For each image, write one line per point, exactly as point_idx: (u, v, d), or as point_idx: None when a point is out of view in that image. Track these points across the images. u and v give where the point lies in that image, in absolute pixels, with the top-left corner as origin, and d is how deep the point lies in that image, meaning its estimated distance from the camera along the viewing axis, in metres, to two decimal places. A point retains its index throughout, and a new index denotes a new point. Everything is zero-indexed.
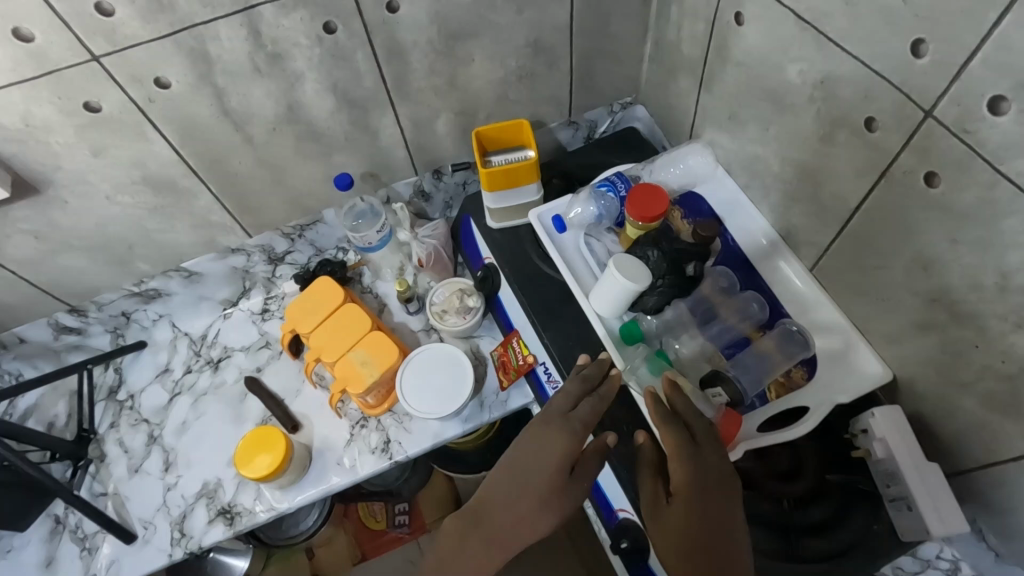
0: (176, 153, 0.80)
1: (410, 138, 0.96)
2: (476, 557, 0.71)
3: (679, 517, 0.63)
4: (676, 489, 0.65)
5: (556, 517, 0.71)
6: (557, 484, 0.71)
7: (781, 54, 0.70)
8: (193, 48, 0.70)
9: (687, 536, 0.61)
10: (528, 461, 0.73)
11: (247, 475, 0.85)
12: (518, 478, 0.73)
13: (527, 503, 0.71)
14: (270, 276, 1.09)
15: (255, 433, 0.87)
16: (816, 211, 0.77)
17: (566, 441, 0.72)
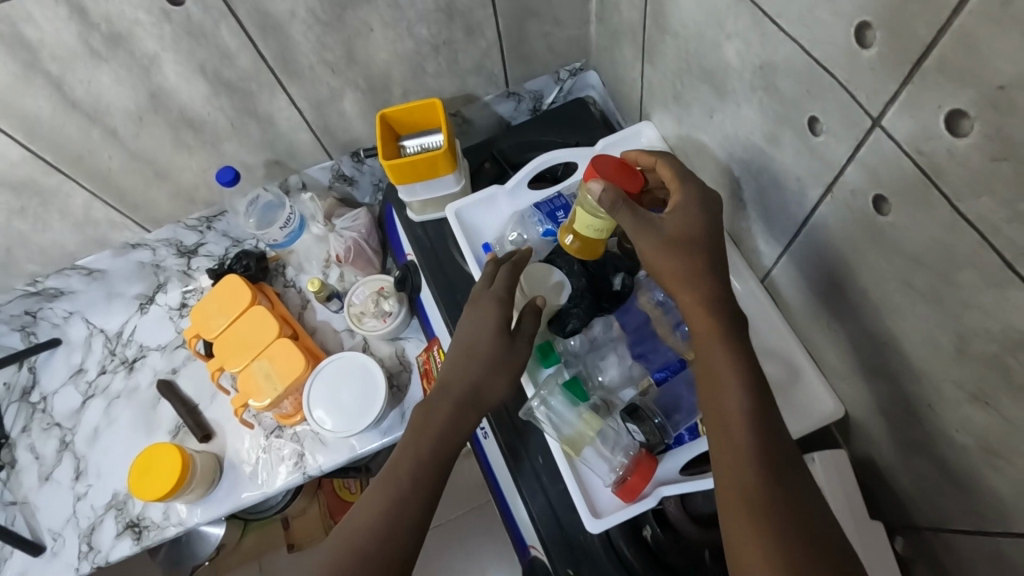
0: (25, 150, 0.70)
1: (313, 121, 0.83)
2: (446, 433, 0.63)
3: (680, 223, 0.57)
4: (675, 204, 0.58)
5: (514, 377, 0.65)
6: (507, 339, 0.65)
7: (718, 27, 0.55)
8: (4, 32, 0.59)
9: (687, 237, 0.56)
10: (470, 333, 0.66)
11: (176, 478, 0.80)
12: (466, 351, 0.65)
13: (480, 367, 0.64)
14: (185, 269, 1.00)
15: (134, 476, 0.81)
16: (763, 219, 0.64)
17: (499, 306, 0.66)
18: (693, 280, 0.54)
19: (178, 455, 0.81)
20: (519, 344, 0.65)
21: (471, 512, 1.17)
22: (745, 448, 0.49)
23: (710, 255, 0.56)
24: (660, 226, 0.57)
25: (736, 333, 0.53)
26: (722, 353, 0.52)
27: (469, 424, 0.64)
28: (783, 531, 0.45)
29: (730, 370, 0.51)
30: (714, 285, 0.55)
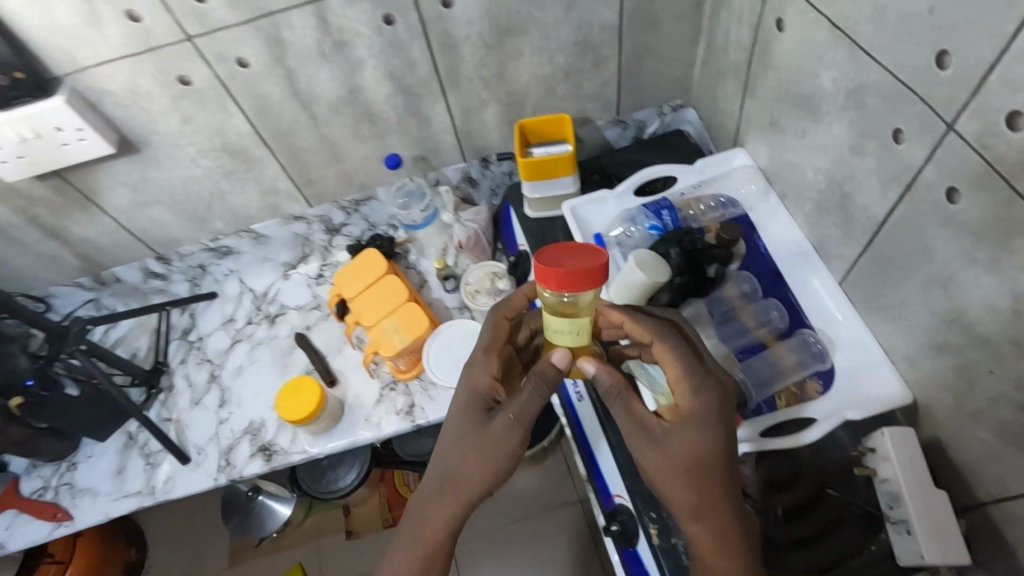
0: (251, 126, 0.91)
1: (459, 126, 1.02)
2: (430, 514, 0.68)
3: (684, 449, 0.61)
4: (681, 424, 0.62)
5: (489, 454, 0.65)
6: (478, 418, 0.67)
7: (816, 61, 0.69)
8: (270, 34, 0.80)
9: (689, 465, 0.61)
10: (452, 412, 0.69)
11: (316, 395, 0.95)
12: (446, 433, 0.69)
13: (457, 449, 0.67)
14: (326, 245, 1.18)
15: (285, 398, 0.96)
16: (844, 224, 0.76)
17: (472, 386, 0.69)
18: (698, 507, 0.61)
19: (313, 381, 0.97)
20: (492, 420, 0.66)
21: (507, 526, 1.36)
22: None
23: (714, 479, 0.61)
24: (668, 446, 0.62)
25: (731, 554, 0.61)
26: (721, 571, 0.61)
27: (447, 508, 0.67)
28: None
29: None
30: (714, 507, 0.61)
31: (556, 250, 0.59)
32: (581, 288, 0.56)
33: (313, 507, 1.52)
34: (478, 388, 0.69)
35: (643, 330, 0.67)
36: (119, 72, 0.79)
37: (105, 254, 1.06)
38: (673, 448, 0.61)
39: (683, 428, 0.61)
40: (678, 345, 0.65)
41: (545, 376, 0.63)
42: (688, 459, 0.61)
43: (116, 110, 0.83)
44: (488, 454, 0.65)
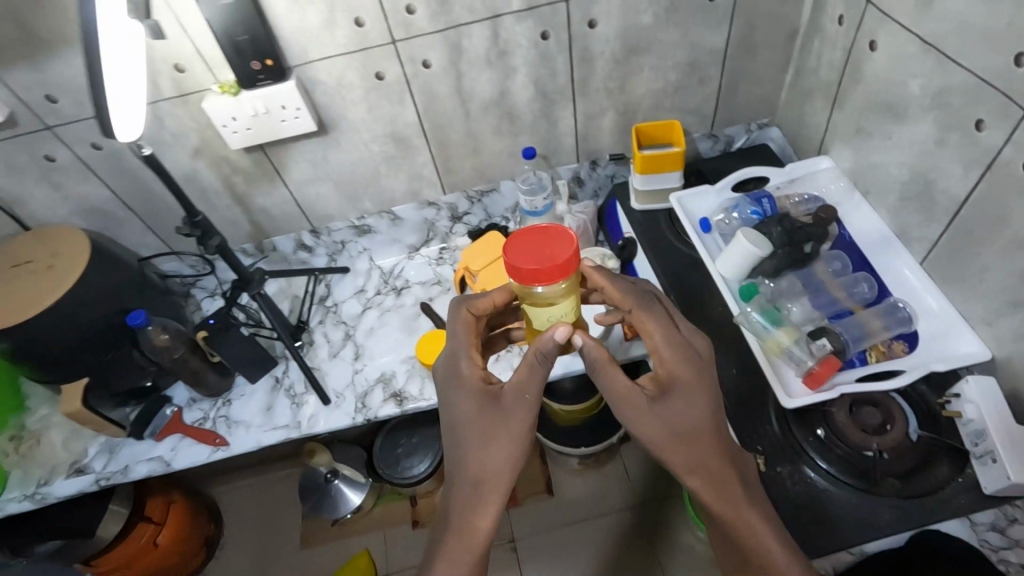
0: (418, 118, 1.11)
1: (579, 129, 1.21)
2: (467, 515, 0.73)
3: (679, 410, 0.71)
4: (669, 389, 0.72)
5: (512, 434, 0.73)
6: (489, 408, 0.74)
7: (905, 72, 0.86)
8: (453, 42, 1.00)
9: (685, 424, 0.71)
10: (459, 417, 0.75)
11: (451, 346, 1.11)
12: (461, 436, 0.74)
13: (479, 442, 0.73)
14: (448, 231, 1.36)
15: (425, 346, 1.13)
16: (926, 208, 0.90)
17: (472, 386, 0.76)
18: (702, 462, 0.71)
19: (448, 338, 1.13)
20: (505, 402, 0.74)
21: (548, 529, 1.76)
22: None
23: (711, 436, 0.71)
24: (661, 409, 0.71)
25: (748, 504, 0.71)
26: (755, 522, 0.70)
27: (485, 501, 0.73)
28: None
29: (752, 541, 0.69)
30: (719, 462, 0.71)
31: (531, 247, 0.70)
32: (567, 273, 0.69)
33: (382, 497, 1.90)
34: (477, 384, 0.76)
35: (627, 298, 0.79)
36: (334, 66, 1.00)
37: (272, 224, 1.27)
38: (667, 412, 0.71)
39: (672, 395, 0.72)
40: (653, 313, 0.77)
41: (548, 353, 0.70)
42: (684, 421, 0.71)
43: (322, 97, 1.04)
44: (510, 435, 0.73)
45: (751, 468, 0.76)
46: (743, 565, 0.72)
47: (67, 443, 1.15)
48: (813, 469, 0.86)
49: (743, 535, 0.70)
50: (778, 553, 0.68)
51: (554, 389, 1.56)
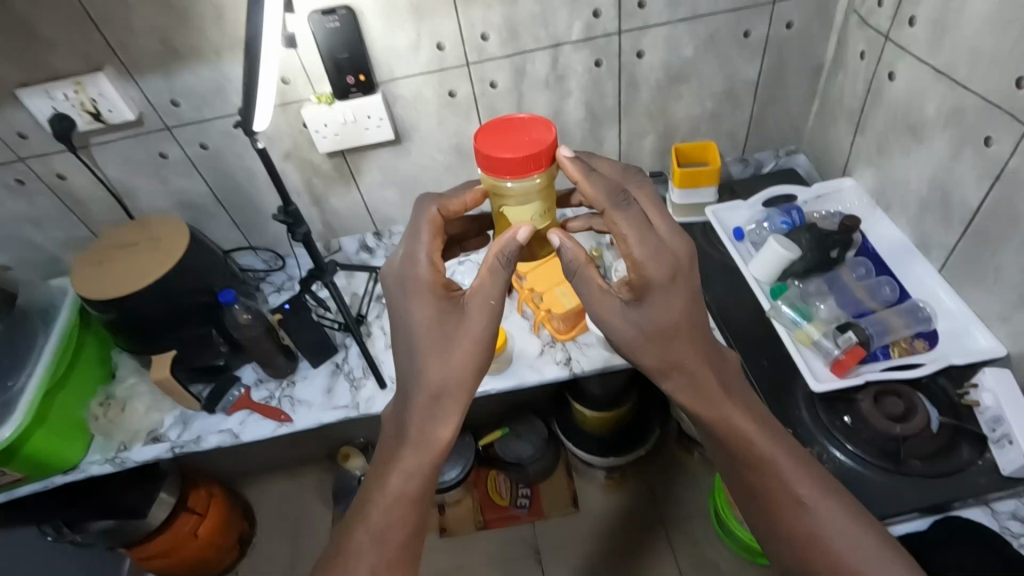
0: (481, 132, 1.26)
1: (622, 148, 1.34)
2: (431, 419, 0.80)
3: (659, 312, 0.79)
4: (644, 293, 0.79)
5: (480, 337, 0.80)
6: (455, 316, 0.81)
7: (922, 97, 0.98)
8: (518, 65, 1.15)
9: (659, 325, 0.79)
10: (417, 326, 0.81)
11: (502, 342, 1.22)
12: (420, 344, 0.80)
13: (446, 350, 0.80)
14: None
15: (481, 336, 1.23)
16: (943, 217, 1.00)
17: (437, 300, 0.82)
18: (673, 359, 0.80)
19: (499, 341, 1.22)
20: (473, 306, 0.80)
21: (575, 541, 1.80)
22: (748, 494, 0.79)
23: (684, 339, 0.80)
24: (634, 309, 0.80)
25: (724, 403, 0.81)
26: (734, 418, 0.80)
27: (452, 403, 0.80)
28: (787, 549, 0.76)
29: (734, 435, 0.79)
30: (694, 361, 0.81)
31: (509, 141, 0.76)
32: (543, 163, 0.75)
33: None
34: (440, 295, 0.82)
35: (600, 196, 0.78)
36: (414, 83, 1.15)
37: (341, 224, 1.41)
38: (644, 314, 0.79)
39: (650, 301, 0.79)
40: (627, 213, 0.78)
41: (508, 252, 0.77)
42: (656, 322, 0.79)
43: (401, 110, 1.19)
44: (474, 340, 0.80)
45: (730, 370, 0.86)
46: (724, 460, 0.82)
47: (149, 409, 1.27)
48: (843, 450, 0.92)
49: (725, 429, 0.80)
50: (767, 447, 0.78)
51: (584, 395, 1.66)
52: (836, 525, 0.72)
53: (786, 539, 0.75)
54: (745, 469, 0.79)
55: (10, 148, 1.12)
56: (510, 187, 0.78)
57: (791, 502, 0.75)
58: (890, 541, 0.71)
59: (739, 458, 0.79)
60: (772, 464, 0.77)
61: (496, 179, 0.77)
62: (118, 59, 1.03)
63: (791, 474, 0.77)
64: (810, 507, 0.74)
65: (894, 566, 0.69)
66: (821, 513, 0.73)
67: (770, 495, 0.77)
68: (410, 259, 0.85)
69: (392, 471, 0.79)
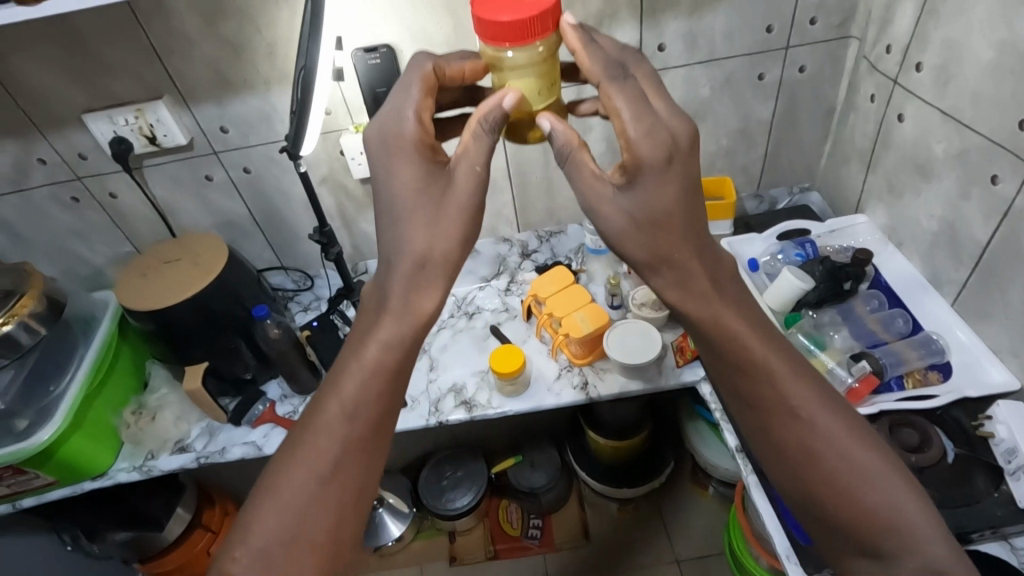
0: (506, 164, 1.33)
1: None
2: (410, 296, 0.75)
3: (658, 192, 0.71)
4: (641, 170, 0.71)
5: (461, 213, 0.74)
6: (440, 183, 0.74)
7: (930, 138, 1.02)
8: None
9: (659, 207, 0.72)
10: (399, 188, 0.73)
11: (519, 361, 1.25)
12: (400, 210, 0.74)
13: (427, 218, 0.74)
14: (517, 267, 1.52)
15: (499, 354, 1.26)
16: (954, 253, 1.03)
17: (418, 161, 0.73)
18: (677, 246, 0.74)
19: (517, 362, 1.25)
20: (458, 175, 0.74)
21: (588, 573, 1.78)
22: (744, 399, 0.78)
23: (680, 223, 0.73)
24: (627, 189, 0.72)
25: (728, 307, 0.77)
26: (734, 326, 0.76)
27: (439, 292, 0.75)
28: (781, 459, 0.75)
29: (737, 341, 0.76)
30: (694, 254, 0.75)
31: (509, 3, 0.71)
32: (545, 28, 0.71)
33: (420, 531, 1.91)
34: (423, 155, 0.74)
35: (594, 70, 0.72)
36: None
37: (369, 248, 1.47)
38: (639, 194, 0.72)
39: (648, 180, 0.71)
40: (623, 87, 0.71)
41: (495, 119, 0.73)
42: (650, 207, 0.72)
43: None
44: (456, 212, 0.74)
45: (728, 270, 0.80)
46: (720, 365, 0.78)
47: (177, 419, 1.31)
48: None
49: (721, 334, 0.76)
50: (761, 352, 0.76)
51: (598, 423, 1.68)
52: (830, 433, 0.72)
53: (776, 442, 0.75)
54: (744, 375, 0.76)
55: (70, 167, 1.21)
56: (509, 57, 0.74)
57: (786, 416, 0.74)
58: (882, 449, 0.72)
59: (738, 364, 0.76)
60: (769, 377, 0.75)
61: (495, 48, 0.73)
62: (176, 89, 1.13)
63: (783, 380, 0.75)
64: (805, 420, 0.73)
65: (882, 472, 0.70)
66: (817, 425, 0.73)
67: (762, 399, 0.76)
68: (387, 113, 0.75)
69: (359, 356, 0.75)
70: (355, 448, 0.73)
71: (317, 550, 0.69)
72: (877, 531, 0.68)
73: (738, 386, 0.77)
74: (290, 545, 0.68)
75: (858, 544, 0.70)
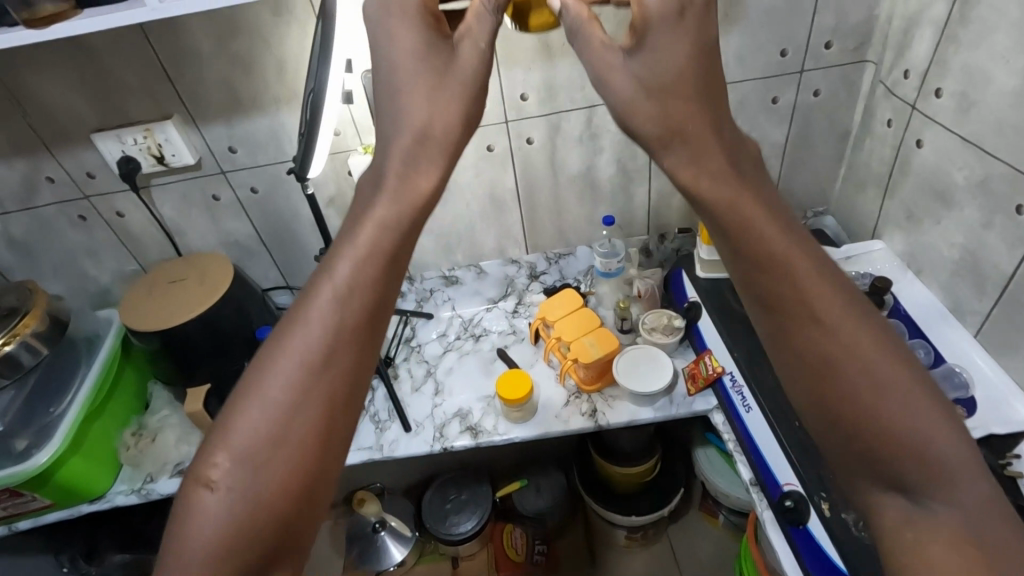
0: (515, 185, 1.31)
1: (652, 204, 1.38)
2: (407, 174, 0.63)
3: (679, 55, 0.61)
4: (662, 31, 0.62)
5: (458, 96, 0.65)
6: (440, 52, 0.65)
7: (950, 165, 1.00)
8: (553, 123, 1.21)
9: (681, 71, 0.61)
10: (396, 56, 0.65)
11: (527, 387, 1.22)
12: (397, 85, 0.65)
13: (422, 93, 0.64)
14: (525, 288, 1.49)
15: (507, 377, 1.24)
16: (976, 283, 1.00)
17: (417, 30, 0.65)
18: (696, 117, 0.61)
19: (524, 388, 1.21)
20: (460, 49, 0.66)
21: None
22: (769, 314, 0.59)
23: (706, 90, 0.62)
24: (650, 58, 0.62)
25: (750, 187, 0.60)
26: (757, 213, 0.59)
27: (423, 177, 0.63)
28: (816, 395, 0.56)
29: (761, 233, 0.58)
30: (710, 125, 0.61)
31: None
32: None
33: (423, 555, 1.86)
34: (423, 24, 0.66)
35: None
36: None
37: None
38: (660, 59, 0.62)
39: (670, 43, 0.62)
40: None
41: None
42: (669, 72, 0.62)
43: None
44: (454, 89, 0.65)
45: (747, 149, 0.64)
46: (737, 267, 0.60)
47: (178, 441, 1.29)
48: None
49: (738, 227, 0.58)
50: (792, 251, 0.58)
51: (610, 450, 1.64)
52: (874, 364, 0.55)
53: (809, 372, 0.56)
54: (771, 281, 0.58)
55: (78, 185, 1.21)
56: None
57: (804, 318, 0.56)
58: (915, 371, 0.56)
59: (763, 265, 0.58)
60: (787, 265, 0.57)
61: None
62: (185, 109, 1.12)
63: (816, 290, 0.57)
64: (828, 325, 0.56)
65: (937, 418, 0.54)
66: (842, 331, 0.56)
67: (791, 313, 0.57)
68: None
69: (356, 231, 0.61)
70: (346, 341, 0.58)
71: (301, 456, 0.56)
72: (905, 469, 0.53)
73: (764, 294, 0.58)
74: (275, 448, 0.55)
75: (882, 477, 0.55)
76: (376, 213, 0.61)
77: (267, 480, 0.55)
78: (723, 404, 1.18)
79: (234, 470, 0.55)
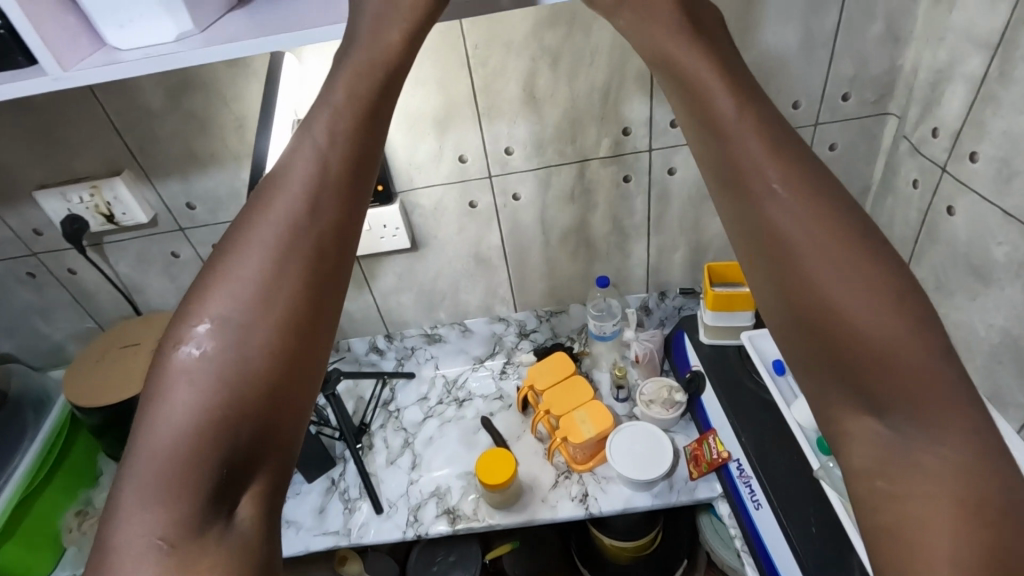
0: (501, 242, 1.20)
1: (651, 262, 1.26)
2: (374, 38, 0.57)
3: None
4: None
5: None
6: None
7: (988, 238, 0.88)
8: (542, 177, 1.11)
9: None
10: None
11: (508, 472, 1.09)
12: None
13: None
14: (514, 346, 1.38)
15: (484, 460, 1.11)
16: (1020, 372, 0.87)
17: None
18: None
19: (505, 474, 1.09)
20: None
21: None
22: (726, 188, 0.51)
23: None
24: None
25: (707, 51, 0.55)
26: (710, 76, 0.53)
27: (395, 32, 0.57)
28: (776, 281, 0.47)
29: (713, 95, 0.52)
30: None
31: None
32: None
33: None
34: None
35: None
36: (435, 193, 1.11)
37: (351, 326, 1.35)
38: None
39: None
40: None
41: None
42: None
43: (418, 219, 1.15)
44: None
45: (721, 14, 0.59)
46: (696, 137, 0.53)
47: None
48: None
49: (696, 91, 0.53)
50: (748, 116, 0.50)
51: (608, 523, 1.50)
52: (833, 240, 0.45)
53: (770, 252, 0.47)
54: (729, 148, 0.50)
55: (25, 243, 1.11)
56: None
57: (756, 192, 0.48)
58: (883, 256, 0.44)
59: (717, 127, 0.51)
60: (741, 136, 0.50)
61: None
62: (137, 164, 1.03)
63: (772, 155, 0.48)
64: (781, 197, 0.47)
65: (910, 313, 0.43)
66: (806, 216, 0.46)
67: (745, 180, 0.49)
68: None
69: (342, 102, 0.53)
70: (334, 191, 0.50)
71: (289, 317, 0.45)
72: (890, 393, 0.41)
73: (721, 165, 0.51)
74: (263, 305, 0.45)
75: (860, 395, 0.43)
76: (342, 95, 0.53)
77: (253, 343, 0.44)
78: (729, 493, 1.05)
79: (219, 330, 0.44)
